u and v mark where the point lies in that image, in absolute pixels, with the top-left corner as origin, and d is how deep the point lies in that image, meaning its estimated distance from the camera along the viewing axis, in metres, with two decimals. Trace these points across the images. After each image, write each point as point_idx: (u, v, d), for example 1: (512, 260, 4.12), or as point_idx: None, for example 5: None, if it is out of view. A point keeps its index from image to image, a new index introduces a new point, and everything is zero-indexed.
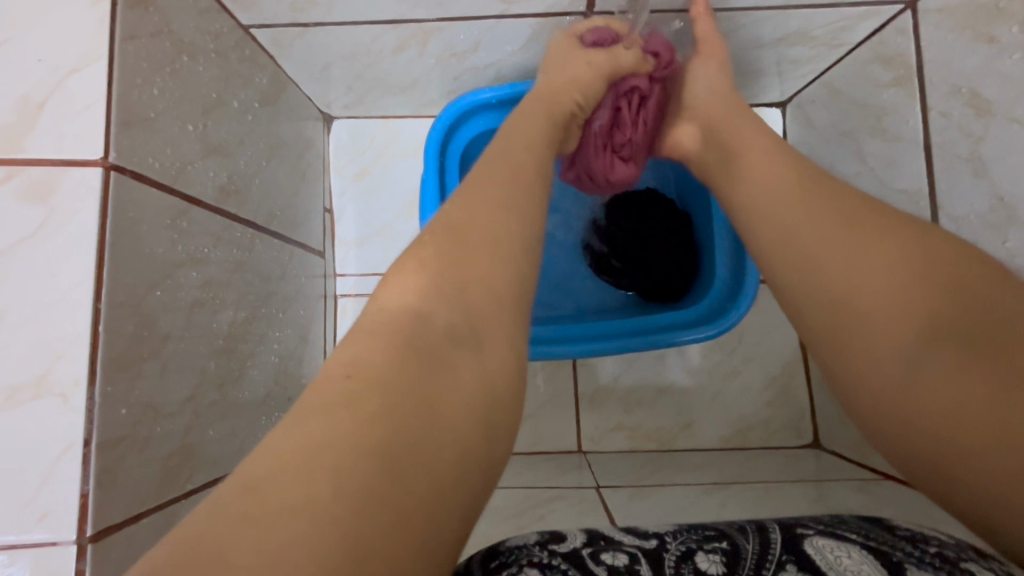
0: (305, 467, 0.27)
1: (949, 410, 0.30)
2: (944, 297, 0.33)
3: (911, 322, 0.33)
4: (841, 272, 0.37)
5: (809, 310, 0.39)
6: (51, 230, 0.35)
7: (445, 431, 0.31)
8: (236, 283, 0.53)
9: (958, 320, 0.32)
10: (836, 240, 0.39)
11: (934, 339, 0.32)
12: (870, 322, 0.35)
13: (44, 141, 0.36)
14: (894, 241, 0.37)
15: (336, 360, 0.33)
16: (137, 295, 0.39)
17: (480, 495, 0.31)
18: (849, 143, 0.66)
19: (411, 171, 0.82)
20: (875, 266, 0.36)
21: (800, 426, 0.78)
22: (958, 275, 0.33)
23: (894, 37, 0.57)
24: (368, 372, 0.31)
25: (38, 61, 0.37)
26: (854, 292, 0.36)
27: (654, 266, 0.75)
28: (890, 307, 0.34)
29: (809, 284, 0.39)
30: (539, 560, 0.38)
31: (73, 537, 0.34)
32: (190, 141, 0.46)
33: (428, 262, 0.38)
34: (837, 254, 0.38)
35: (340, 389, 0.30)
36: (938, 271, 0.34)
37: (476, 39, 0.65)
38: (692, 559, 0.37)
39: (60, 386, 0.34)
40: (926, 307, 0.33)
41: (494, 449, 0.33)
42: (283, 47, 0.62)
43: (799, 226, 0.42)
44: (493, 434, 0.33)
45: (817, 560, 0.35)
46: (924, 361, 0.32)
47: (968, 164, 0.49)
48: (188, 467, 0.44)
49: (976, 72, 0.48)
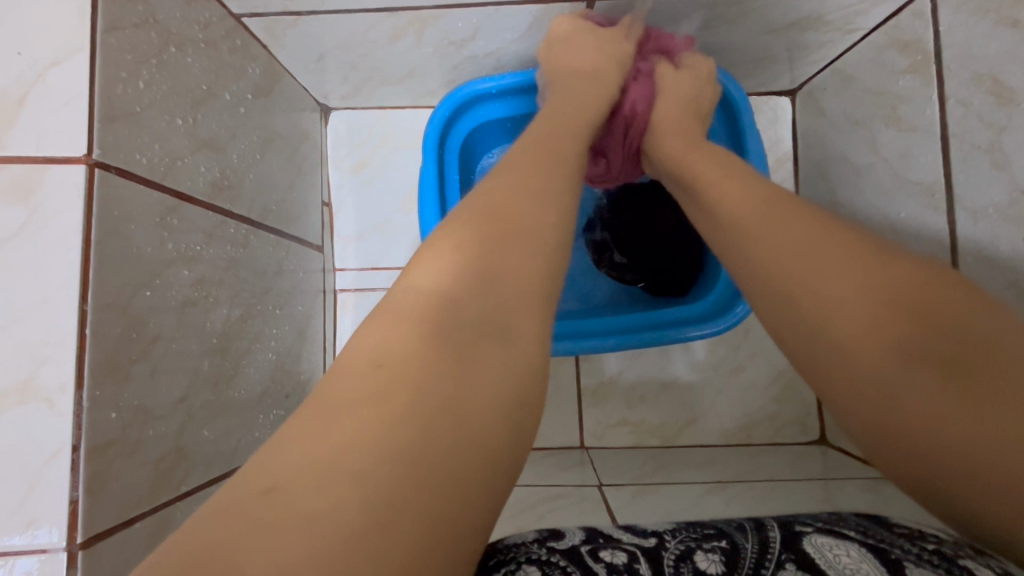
0: (328, 470, 0.25)
1: (935, 430, 0.30)
2: (916, 312, 0.33)
3: (887, 343, 0.33)
4: (820, 287, 0.36)
5: (784, 328, 0.38)
6: (35, 230, 0.34)
7: (457, 423, 0.29)
8: (231, 280, 0.52)
9: (932, 337, 0.32)
10: (811, 253, 0.38)
11: (920, 353, 0.32)
12: (852, 338, 0.34)
13: (25, 137, 0.35)
14: (859, 255, 0.36)
15: (363, 347, 0.32)
16: (125, 296, 0.38)
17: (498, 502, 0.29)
18: (863, 132, 0.64)
19: (410, 163, 0.80)
20: (844, 285, 0.35)
21: (806, 422, 0.77)
22: (924, 289, 0.33)
23: (912, 20, 0.55)
24: (396, 361, 0.30)
25: (17, 54, 0.36)
26: (827, 312, 0.35)
27: (663, 259, 0.73)
28: (865, 325, 0.34)
29: (781, 303, 0.38)
30: (537, 557, 0.37)
31: (62, 544, 0.33)
32: (179, 135, 0.45)
33: (441, 258, 0.36)
34: (814, 269, 0.37)
35: (366, 380, 0.30)
36: (906, 285, 0.34)
37: (475, 26, 0.63)
38: (691, 559, 0.36)
39: (46, 391, 0.34)
40: (900, 324, 0.33)
41: (520, 452, 0.31)
42: (276, 37, 0.60)
43: (773, 243, 0.40)
44: (520, 433, 0.32)
45: (816, 559, 0.34)
46: (906, 381, 0.32)
47: (987, 155, 0.47)
48: (182, 468, 0.43)
49: (999, 59, 0.45)
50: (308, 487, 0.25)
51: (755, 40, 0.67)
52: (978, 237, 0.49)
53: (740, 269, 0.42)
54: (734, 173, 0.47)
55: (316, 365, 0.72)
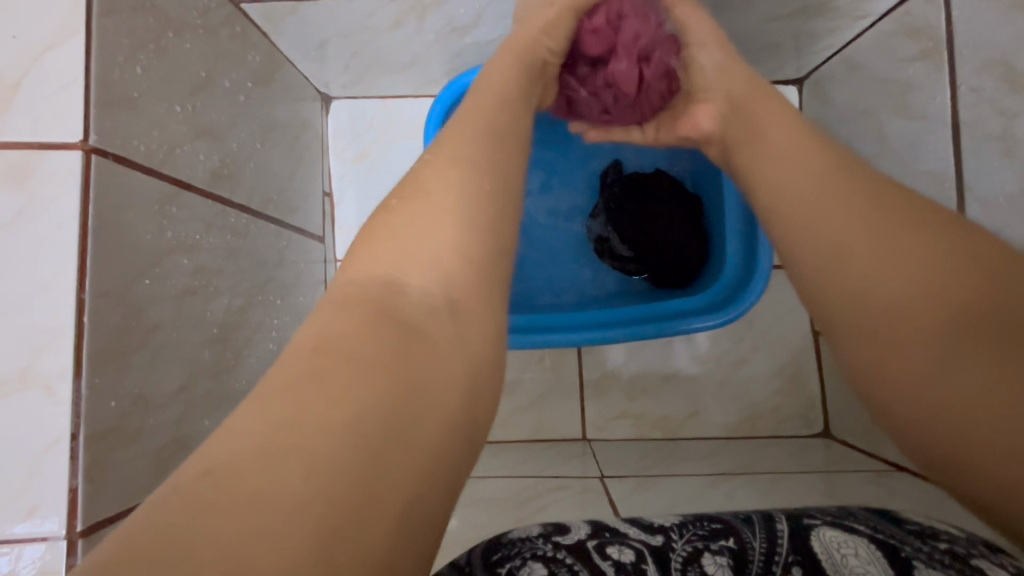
0: (270, 449, 0.24)
1: (964, 406, 0.27)
2: (976, 285, 0.30)
3: (935, 313, 0.30)
4: (871, 247, 0.34)
5: (827, 298, 0.36)
6: (33, 216, 0.34)
7: (394, 390, 0.27)
8: (230, 270, 0.51)
9: (987, 309, 0.29)
10: (863, 213, 0.36)
11: (963, 314, 0.29)
12: (896, 295, 0.32)
13: (22, 124, 0.35)
14: (924, 230, 0.34)
15: (310, 334, 0.29)
16: (123, 283, 0.38)
17: (450, 462, 0.28)
18: (871, 121, 0.63)
19: (412, 153, 0.79)
20: (899, 255, 0.33)
21: (811, 415, 0.77)
22: (990, 264, 0.30)
23: (921, 6, 0.54)
24: (341, 347, 0.28)
25: (13, 38, 0.35)
26: (875, 281, 0.33)
27: (664, 248, 0.72)
28: (913, 282, 0.32)
29: (827, 272, 0.36)
30: (543, 553, 0.37)
31: (63, 531, 0.33)
32: (178, 122, 0.45)
33: (426, 250, 0.34)
34: (867, 229, 0.35)
35: (305, 364, 0.27)
36: (972, 260, 0.31)
37: (477, 13, 0.63)
38: (698, 562, 0.36)
39: (45, 379, 0.33)
40: (956, 296, 0.30)
41: (475, 421, 0.31)
42: (275, 22, 0.59)
43: (827, 215, 0.38)
44: (470, 398, 0.31)
45: (823, 560, 0.35)
46: (944, 341, 0.29)
47: (1000, 143, 0.46)
48: (182, 458, 0.43)
49: (1013, 44, 0.44)
50: (248, 468, 0.23)
51: (761, 26, 0.66)
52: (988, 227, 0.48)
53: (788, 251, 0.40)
54: (798, 136, 0.44)
55: None
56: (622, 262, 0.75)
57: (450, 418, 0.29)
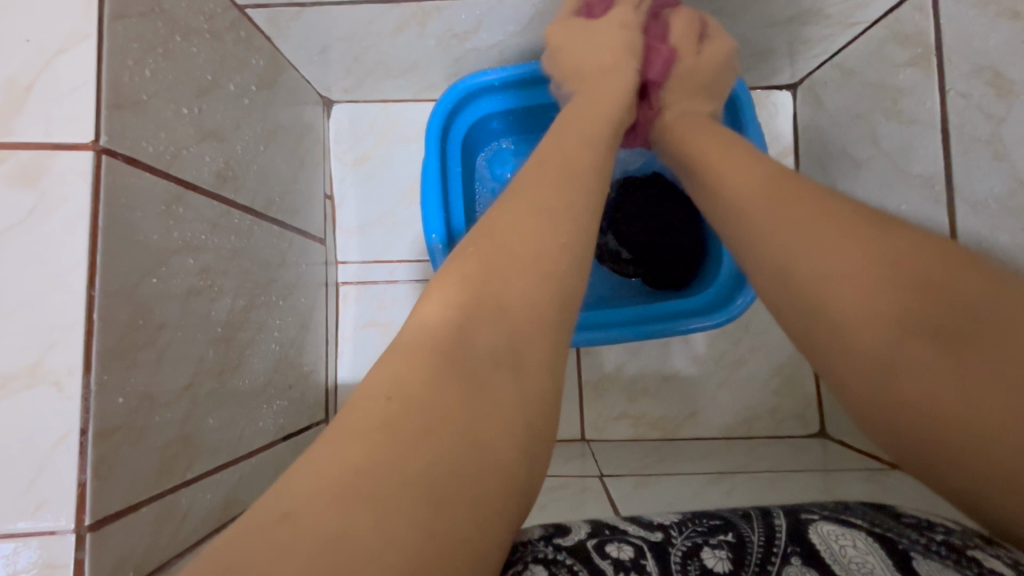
0: (341, 496, 0.25)
1: (941, 419, 0.29)
2: (928, 292, 0.31)
3: (895, 325, 0.31)
4: (816, 269, 0.35)
5: (787, 316, 0.37)
6: (43, 215, 0.35)
7: (458, 427, 0.28)
8: (235, 270, 0.52)
9: (944, 319, 0.30)
10: (804, 232, 0.37)
11: (913, 331, 0.31)
12: (846, 318, 0.33)
13: (33, 124, 0.35)
14: (868, 235, 0.34)
15: (375, 377, 0.31)
16: (131, 282, 0.38)
17: (504, 502, 0.28)
18: (864, 126, 0.64)
19: (413, 157, 0.80)
20: (853, 267, 0.34)
21: (807, 416, 0.78)
22: (928, 261, 0.32)
23: (912, 13, 0.55)
24: (409, 389, 0.29)
25: (25, 41, 0.36)
26: (834, 294, 0.34)
27: (665, 252, 0.73)
28: (857, 302, 0.33)
29: (786, 298, 0.37)
30: (544, 556, 0.36)
31: (71, 525, 0.33)
32: (184, 125, 0.45)
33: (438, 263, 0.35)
34: (810, 249, 0.36)
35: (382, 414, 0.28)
36: (918, 264, 0.32)
37: (478, 19, 0.64)
38: (698, 556, 0.36)
39: (55, 375, 0.34)
40: (913, 307, 0.31)
41: (501, 448, 0.29)
42: (279, 27, 0.60)
43: (776, 222, 0.39)
44: (528, 434, 0.31)
45: (822, 550, 0.35)
46: (903, 360, 0.30)
47: (988, 147, 0.47)
48: (187, 455, 0.44)
49: (999, 51, 0.46)
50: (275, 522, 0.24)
51: (756, 33, 0.68)
52: (977, 228, 0.49)
53: (751, 254, 0.41)
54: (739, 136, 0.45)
55: (318, 359, 0.72)
56: (620, 265, 0.76)
57: (503, 457, 0.29)
